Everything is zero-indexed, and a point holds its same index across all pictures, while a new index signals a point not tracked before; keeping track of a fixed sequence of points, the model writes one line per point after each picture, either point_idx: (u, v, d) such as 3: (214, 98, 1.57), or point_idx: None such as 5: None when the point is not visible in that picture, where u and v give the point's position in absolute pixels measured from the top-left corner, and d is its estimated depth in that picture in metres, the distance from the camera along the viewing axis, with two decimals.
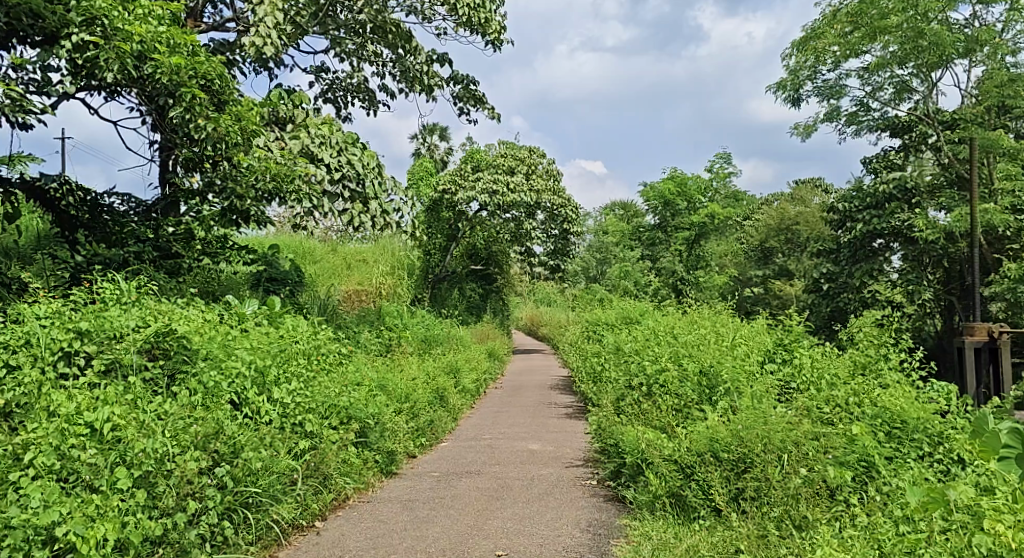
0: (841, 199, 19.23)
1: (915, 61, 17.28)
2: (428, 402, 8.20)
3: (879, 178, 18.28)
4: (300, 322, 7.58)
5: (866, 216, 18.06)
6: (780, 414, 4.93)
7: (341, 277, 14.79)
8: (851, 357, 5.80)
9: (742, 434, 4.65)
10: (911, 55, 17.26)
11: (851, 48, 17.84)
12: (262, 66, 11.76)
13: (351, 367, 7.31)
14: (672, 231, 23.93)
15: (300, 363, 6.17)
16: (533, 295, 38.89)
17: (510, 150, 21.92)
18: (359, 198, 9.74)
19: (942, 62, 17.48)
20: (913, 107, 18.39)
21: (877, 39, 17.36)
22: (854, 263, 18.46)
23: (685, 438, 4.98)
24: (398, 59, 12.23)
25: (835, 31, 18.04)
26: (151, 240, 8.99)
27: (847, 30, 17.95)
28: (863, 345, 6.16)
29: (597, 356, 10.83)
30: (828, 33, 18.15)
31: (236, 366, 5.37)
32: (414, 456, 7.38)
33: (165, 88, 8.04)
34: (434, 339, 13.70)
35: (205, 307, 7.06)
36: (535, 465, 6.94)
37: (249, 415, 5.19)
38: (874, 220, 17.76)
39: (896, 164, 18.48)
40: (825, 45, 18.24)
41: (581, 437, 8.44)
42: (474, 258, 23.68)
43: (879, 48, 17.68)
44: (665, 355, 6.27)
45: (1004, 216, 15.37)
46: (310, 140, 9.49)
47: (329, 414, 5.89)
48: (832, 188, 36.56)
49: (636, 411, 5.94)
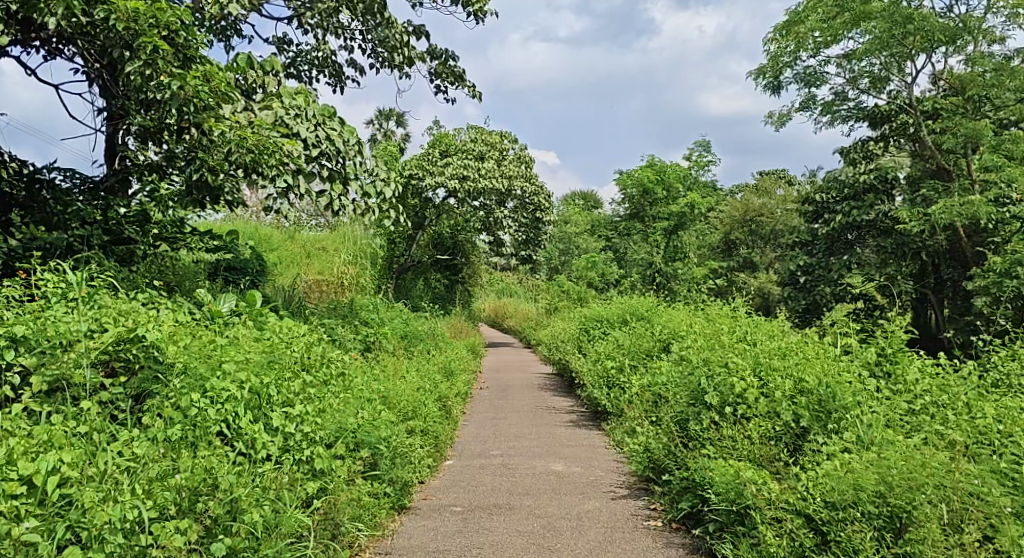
0: (818, 190, 18.40)
1: (897, 49, 16.33)
2: (434, 416, 6.99)
3: (854, 169, 17.37)
4: (282, 323, 6.30)
5: (844, 206, 17.23)
6: (925, 447, 3.89)
7: (302, 266, 13.41)
8: (975, 376, 4.79)
9: (894, 482, 3.59)
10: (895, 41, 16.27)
11: (834, 34, 16.91)
12: (222, 34, 10.38)
13: (350, 375, 6.06)
14: (650, 221, 22.56)
15: (296, 377, 4.91)
16: (495, 288, 37.57)
17: (480, 134, 20.67)
18: (338, 176, 8.28)
19: (922, 51, 16.57)
20: (891, 95, 16.86)
21: (860, 25, 16.34)
22: (830, 255, 17.83)
23: (809, 481, 3.91)
24: (372, 27, 10.75)
25: (815, 17, 17.10)
26: (100, 223, 7.59)
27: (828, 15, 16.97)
28: (982, 361, 5.10)
29: (609, 361, 9.58)
30: (809, 18, 17.23)
31: (225, 387, 4.15)
32: (422, 483, 6.14)
33: (120, 39, 6.74)
34: (413, 335, 12.36)
35: (171, 306, 5.79)
36: (574, 495, 5.77)
37: (243, 451, 3.99)
38: (853, 211, 16.86)
39: (874, 154, 17.40)
40: (806, 31, 17.39)
41: (608, 454, 7.32)
42: (441, 247, 22.35)
43: (861, 35, 16.67)
44: (744, 365, 5.13)
45: (991, 208, 13.84)
46: (284, 110, 7.94)
47: (336, 441, 4.69)
48: (797, 180, 35.75)
49: (717, 438, 4.83)
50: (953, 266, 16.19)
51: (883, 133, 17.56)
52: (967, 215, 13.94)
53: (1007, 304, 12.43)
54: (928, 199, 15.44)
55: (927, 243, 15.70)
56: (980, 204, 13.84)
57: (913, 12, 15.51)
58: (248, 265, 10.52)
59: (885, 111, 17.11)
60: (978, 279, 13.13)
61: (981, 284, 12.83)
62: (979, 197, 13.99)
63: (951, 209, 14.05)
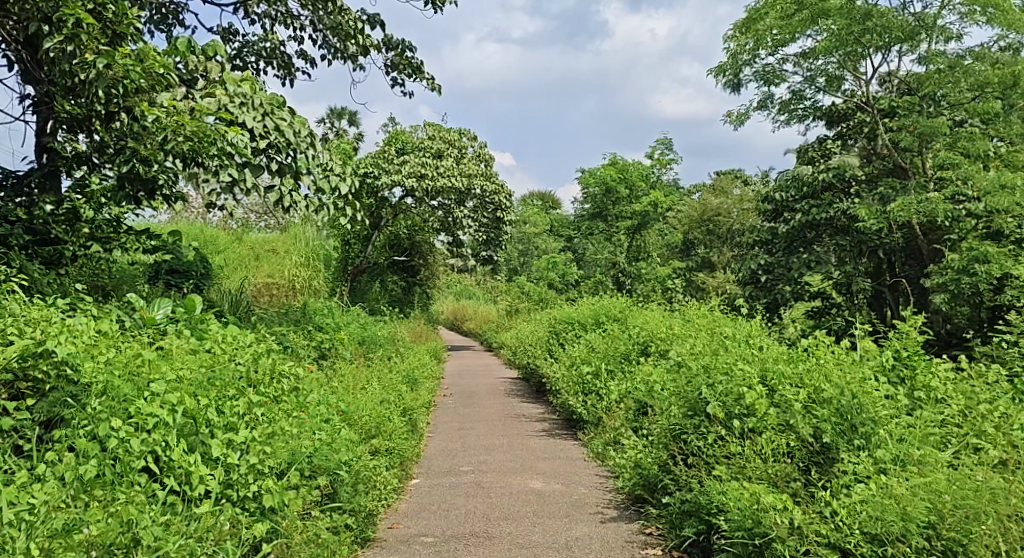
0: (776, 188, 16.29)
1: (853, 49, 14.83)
2: (399, 431, 6.31)
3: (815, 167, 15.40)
4: (228, 333, 5.61)
5: (804, 205, 15.26)
6: (966, 468, 3.41)
7: (251, 269, 12.61)
8: (1006, 387, 4.32)
9: (945, 511, 3.07)
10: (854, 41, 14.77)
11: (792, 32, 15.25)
12: (162, 23, 9.52)
13: (305, 392, 5.37)
14: (613, 219, 22.08)
15: (241, 396, 4.23)
16: (454, 290, 36.95)
17: (438, 131, 19.97)
18: (289, 170, 7.52)
19: (878, 50, 15.23)
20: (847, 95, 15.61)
21: (819, 23, 14.78)
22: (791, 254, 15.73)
23: (842, 508, 3.37)
24: (323, 13, 9.95)
25: (775, 13, 15.34)
26: (21, 221, 6.81)
27: (789, 11, 15.25)
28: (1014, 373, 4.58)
29: (584, 366, 9.01)
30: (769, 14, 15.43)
31: (153, 413, 3.48)
32: (388, 508, 5.47)
33: (38, 11, 6.04)
34: (372, 341, 11.63)
35: (99, 316, 5.08)
36: (559, 519, 5.18)
37: (175, 489, 3.34)
38: (813, 210, 14.95)
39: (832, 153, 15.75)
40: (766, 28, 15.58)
41: (590, 468, 6.76)
42: (397, 248, 21.60)
43: (819, 33, 15.12)
44: (749, 370, 4.59)
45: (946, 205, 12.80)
46: (228, 98, 7.11)
47: (289, 471, 4.03)
48: (754, 179, 35.79)
49: (724, 455, 4.30)
50: (908, 264, 15.16)
51: (839, 131, 16.17)
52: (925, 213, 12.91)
53: (963, 300, 11.93)
54: (885, 196, 13.92)
55: (884, 240, 14.49)
56: (937, 201, 12.84)
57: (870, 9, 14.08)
58: (193, 268, 9.68)
59: (842, 109, 15.97)
60: (935, 276, 12.48)
61: (938, 281, 12.08)
62: (936, 195, 12.96)
63: (909, 208, 13.00)
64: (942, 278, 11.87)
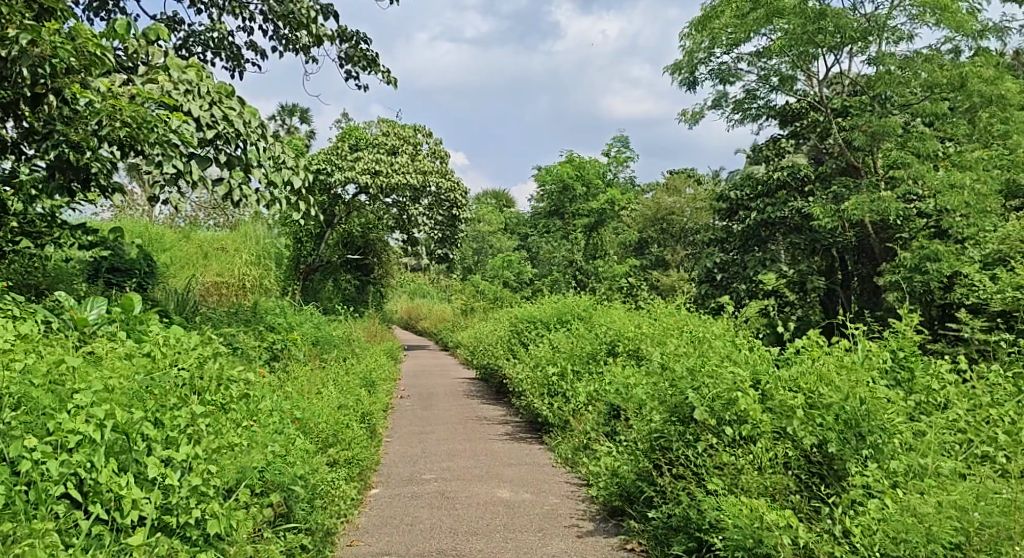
0: (729, 186, 16.17)
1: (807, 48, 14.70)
2: (358, 439, 5.87)
3: (770, 166, 15.37)
4: (169, 338, 5.09)
5: (758, 204, 15.19)
6: (984, 481, 3.17)
7: (198, 267, 11.95)
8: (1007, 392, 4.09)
9: (973, 529, 2.82)
10: (809, 41, 14.66)
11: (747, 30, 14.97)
12: (102, 9, 8.90)
13: (257, 402, 4.88)
14: (570, 217, 21.74)
15: (183, 409, 3.74)
16: (408, 289, 36.39)
17: (392, 126, 19.38)
18: (238, 162, 6.99)
19: (831, 50, 15.18)
20: (800, 93, 15.39)
21: (773, 23, 14.61)
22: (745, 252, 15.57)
23: (855, 525, 3.09)
24: (274, 1, 9.39)
25: (731, 12, 15.16)
26: None
27: (745, 9, 15.07)
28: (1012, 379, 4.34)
29: (550, 366, 8.67)
30: (725, 12, 15.22)
31: (77, 430, 2.97)
32: (347, 522, 5.04)
33: None
34: (326, 341, 11.12)
35: (27, 321, 4.55)
36: (533, 533, 4.83)
37: (106, 519, 2.87)
38: (767, 208, 14.83)
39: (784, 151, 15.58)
40: (720, 26, 15.35)
41: (559, 474, 6.44)
42: (350, 246, 21.02)
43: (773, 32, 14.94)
44: (740, 371, 4.29)
45: (899, 204, 12.62)
46: (172, 85, 6.52)
47: (237, 490, 3.60)
48: (707, 178, 35.88)
49: (715, 464, 4.00)
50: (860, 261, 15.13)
51: (793, 130, 15.75)
52: (877, 211, 12.74)
53: (915, 298, 11.84)
54: (839, 195, 13.79)
55: (837, 239, 14.38)
56: (890, 200, 12.64)
57: (824, 9, 13.96)
58: (135, 266, 9.05)
59: (795, 108, 15.56)
60: (888, 274, 12.43)
61: (891, 279, 12.03)
62: (889, 193, 12.79)
63: (863, 207, 12.80)
64: (895, 276, 11.89)
